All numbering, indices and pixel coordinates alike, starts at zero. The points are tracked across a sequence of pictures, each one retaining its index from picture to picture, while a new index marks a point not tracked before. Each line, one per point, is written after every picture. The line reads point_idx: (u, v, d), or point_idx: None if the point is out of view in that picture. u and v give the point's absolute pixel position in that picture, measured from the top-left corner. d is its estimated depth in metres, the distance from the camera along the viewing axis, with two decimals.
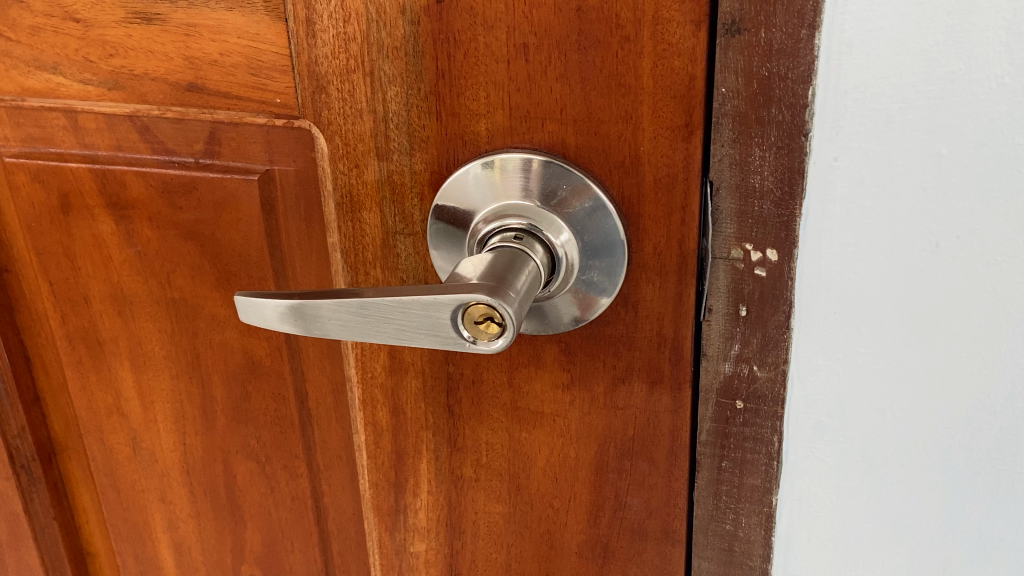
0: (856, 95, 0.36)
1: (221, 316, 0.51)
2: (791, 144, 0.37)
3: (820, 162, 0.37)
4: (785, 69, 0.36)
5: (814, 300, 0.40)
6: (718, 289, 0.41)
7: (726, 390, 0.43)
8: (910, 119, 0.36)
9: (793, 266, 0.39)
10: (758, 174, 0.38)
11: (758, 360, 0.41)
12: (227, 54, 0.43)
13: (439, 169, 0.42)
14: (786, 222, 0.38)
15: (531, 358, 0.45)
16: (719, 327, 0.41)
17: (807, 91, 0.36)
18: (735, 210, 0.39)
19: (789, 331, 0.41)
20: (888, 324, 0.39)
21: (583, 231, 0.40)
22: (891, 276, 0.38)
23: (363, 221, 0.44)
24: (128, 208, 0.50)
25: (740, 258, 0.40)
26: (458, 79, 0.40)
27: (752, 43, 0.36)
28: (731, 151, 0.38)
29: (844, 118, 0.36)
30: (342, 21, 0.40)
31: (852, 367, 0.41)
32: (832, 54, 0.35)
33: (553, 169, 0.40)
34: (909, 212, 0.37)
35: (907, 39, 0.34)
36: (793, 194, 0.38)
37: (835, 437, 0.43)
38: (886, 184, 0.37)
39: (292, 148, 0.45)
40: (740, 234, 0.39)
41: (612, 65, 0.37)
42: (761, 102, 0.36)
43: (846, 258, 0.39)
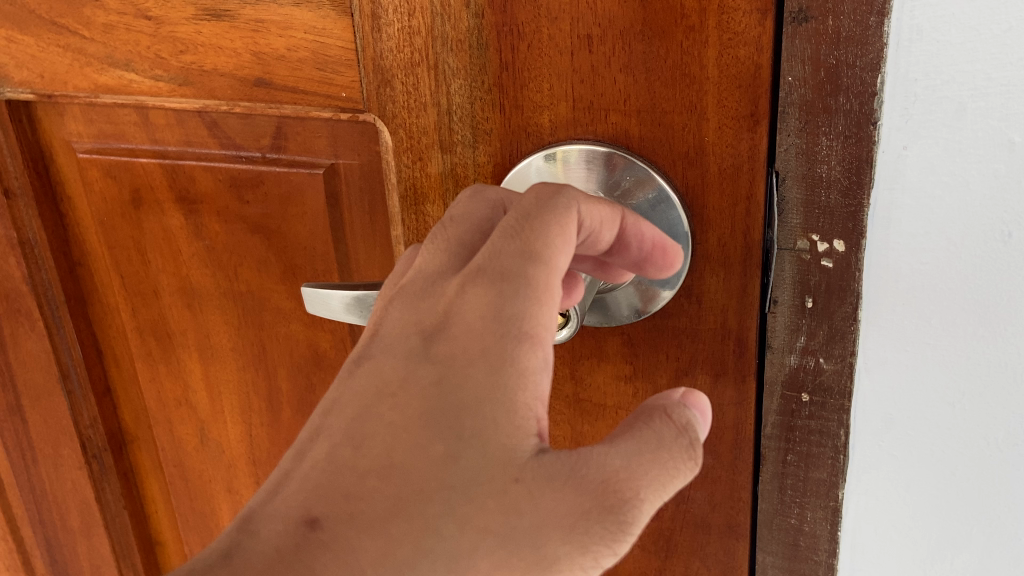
0: (926, 82, 0.35)
1: (286, 308, 0.52)
2: (860, 133, 0.36)
3: (889, 151, 0.37)
4: (853, 57, 0.35)
5: (883, 291, 0.39)
6: (783, 281, 0.41)
7: (792, 382, 0.42)
8: (982, 106, 0.35)
9: (860, 257, 0.39)
10: (826, 164, 0.38)
11: (824, 351, 0.41)
12: (294, 49, 0.43)
13: (502, 161, 0.42)
14: (853, 213, 0.38)
15: (594, 350, 0.45)
16: (785, 319, 0.41)
17: (876, 79, 0.35)
18: (802, 201, 0.39)
19: (857, 323, 0.40)
20: (958, 315, 0.39)
21: (647, 222, 0.40)
22: (964, 266, 0.38)
23: (426, 214, 0.45)
24: (196, 202, 0.51)
25: (806, 249, 0.39)
26: (522, 72, 0.40)
27: (820, 31, 0.35)
28: (798, 140, 0.37)
29: (915, 105, 0.36)
30: (408, 14, 0.41)
31: (921, 359, 0.40)
32: (901, 41, 0.35)
33: (617, 160, 0.40)
34: (980, 201, 0.36)
35: (979, 24, 0.34)
36: (861, 184, 0.37)
37: (904, 429, 0.42)
38: (958, 173, 0.36)
39: (356, 142, 0.46)
40: (806, 224, 0.39)
41: (677, 55, 0.37)
42: (828, 90, 0.36)
43: (915, 249, 0.38)
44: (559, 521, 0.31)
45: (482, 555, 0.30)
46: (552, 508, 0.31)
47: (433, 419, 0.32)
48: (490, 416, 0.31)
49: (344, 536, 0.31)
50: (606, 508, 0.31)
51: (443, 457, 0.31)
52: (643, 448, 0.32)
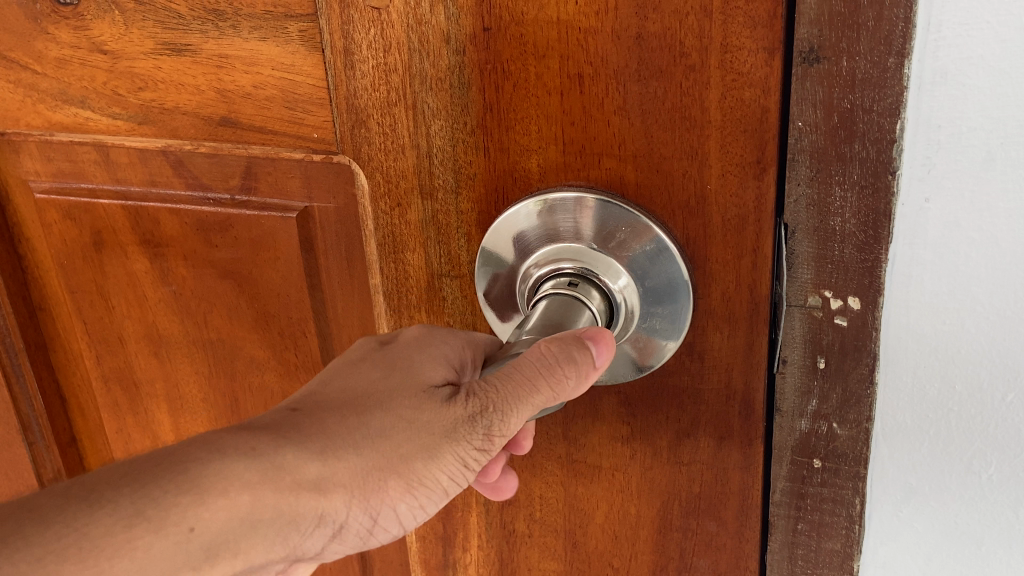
0: (951, 130, 0.32)
1: (260, 357, 0.49)
2: (877, 183, 0.33)
3: (909, 203, 0.33)
4: (870, 101, 0.32)
5: (903, 353, 0.36)
6: (793, 338, 0.37)
7: (803, 448, 0.39)
8: (1013, 157, 0.31)
9: (878, 315, 0.36)
10: (840, 216, 0.34)
11: (838, 417, 0.38)
12: (261, 87, 0.40)
13: (487, 208, 0.39)
14: (869, 268, 0.35)
15: (588, 410, 0.42)
16: (795, 379, 0.38)
17: (895, 125, 0.32)
18: (813, 255, 0.35)
19: (873, 386, 0.37)
20: (987, 381, 0.35)
21: (644, 275, 0.37)
22: (995, 331, 0.34)
23: (406, 262, 0.42)
24: (161, 245, 0.47)
25: (818, 306, 0.36)
26: (508, 113, 0.37)
27: (833, 72, 0.32)
28: (809, 190, 0.34)
29: (937, 155, 0.32)
30: (383, 50, 0.37)
31: (945, 427, 0.37)
32: (923, 84, 0.31)
33: (611, 208, 0.37)
34: (1010, 257, 0.33)
35: (1011, 67, 0.30)
36: (878, 238, 0.34)
37: (925, 500, 0.39)
38: (987, 231, 0.33)
39: (331, 183, 0.43)
40: (818, 280, 0.36)
41: (677, 97, 0.34)
42: (843, 137, 0.33)
43: (938, 309, 0.35)
44: (446, 431, 0.33)
45: (404, 441, 0.32)
46: (443, 418, 0.33)
47: (380, 366, 0.34)
48: (416, 364, 0.34)
49: (319, 419, 0.32)
50: (474, 418, 0.33)
51: (403, 375, 0.33)
52: (541, 364, 0.31)
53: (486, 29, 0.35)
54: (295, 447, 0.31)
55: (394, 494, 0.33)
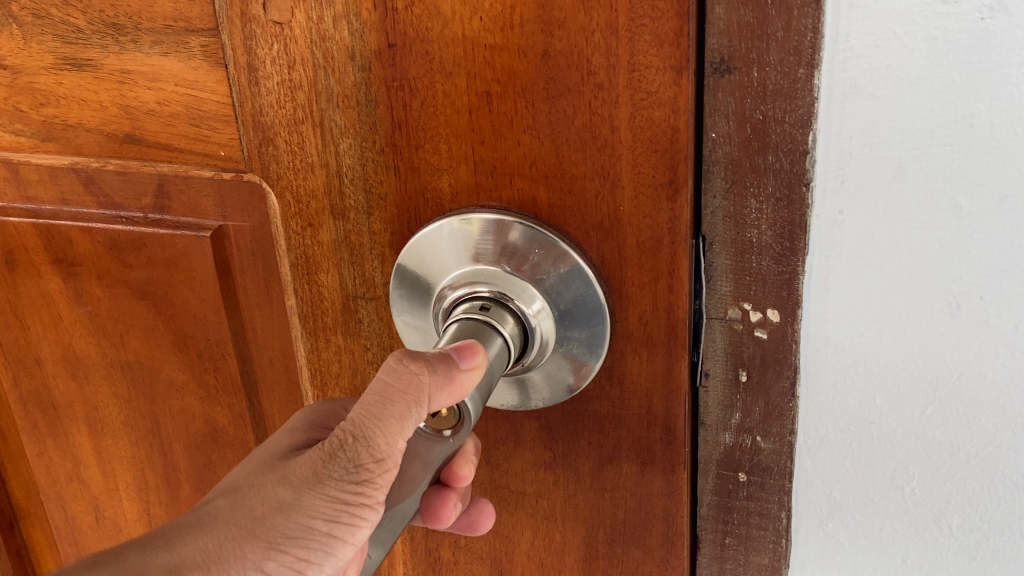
0: (862, 140, 0.32)
1: (179, 380, 0.47)
2: (791, 194, 0.33)
3: (825, 215, 0.33)
4: (782, 112, 0.32)
5: (824, 365, 0.36)
6: (714, 352, 0.38)
7: (728, 461, 0.40)
8: (924, 168, 0.31)
9: (797, 328, 0.36)
10: (756, 229, 0.35)
11: (761, 430, 0.39)
12: (165, 103, 0.39)
13: (400, 230, 0.38)
14: (787, 281, 0.35)
15: (509, 436, 0.40)
16: (718, 394, 0.39)
17: (807, 137, 0.32)
18: (730, 268, 0.36)
19: (794, 400, 0.38)
20: (906, 395, 0.35)
21: (560, 298, 0.36)
22: (913, 340, 0.34)
23: (320, 284, 0.40)
24: (75, 264, 0.46)
25: (738, 319, 0.37)
26: (417, 131, 0.36)
27: (744, 83, 0.32)
28: (725, 203, 0.35)
29: (850, 167, 0.32)
30: (287, 67, 0.36)
31: (868, 440, 0.37)
32: (833, 94, 0.31)
33: (526, 230, 0.35)
34: (925, 270, 0.33)
35: (919, 77, 0.30)
36: (794, 251, 0.34)
37: (850, 514, 0.39)
38: (901, 243, 0.33)
39: (246, 202, 0.41)
40: (736, 293, 0.36)
41: (587, 116, 0.33)
42: (756, 148, 0.33)
43: (856, 320, 0.35)
44: (306, 479, 0.31)
45: (259, 501, 0.31)
46: (300, 470, 0.32)
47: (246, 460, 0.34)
48: (279, 446, 0.34)
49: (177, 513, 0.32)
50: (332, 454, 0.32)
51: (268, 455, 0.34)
52: (388, 377, 0.31)
53: (390, 44, 0.34)
54: (137, 539, 0.30)
55: (257, 556, 0.31)
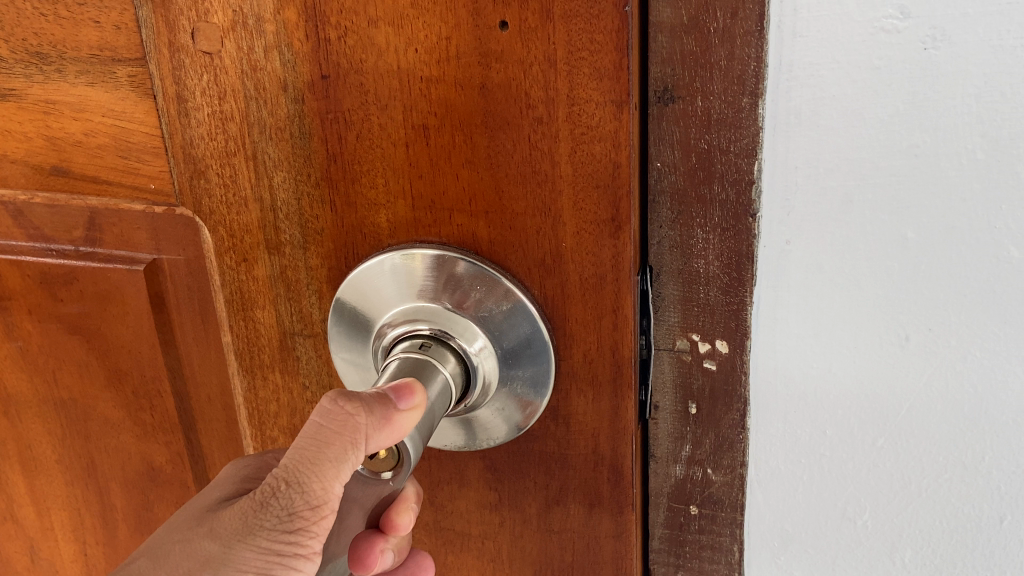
0: (807, 171, 0.33)
1: (113, 419, 0.46)
2: (737, 226, 0.34)
3: (771, 246, 0.34)
4: (726, 142, 0.33)
5: (770, 397, 0.37)
6: (663, 384, 0.39)
7: (679, 494, 0.41)
8: (870, 200, 0.32)
9: (743, 359, 0.37)
10: (702, 258, 0.35)
11: (712, 463, 0.40)
12: (91, 135, 0.38)
13: (338, 266, 0.36)
14: (734, 312, 0.36)
15: (453, 476, 0.39)
16: (667, 427, 0.40)
17: (751, 166, 0.33)
18: (679, 298, 0.37)
19: (743, 431, 0.39)
20: (856, 428, 0.36)
21: (501, 336, 0.35)
22: (860, 370, 0.35)
23: (256, 320, 0.39)
24: (4, 299, 0.45)
25: (686, 350, 0.38)
26: (352, 166, 0.34)
27: (688, 111, 0.33)
28: (671, 233, 0.35)
29: (795, 198, 0.33)
30: (217, 98, 0.35)
31: (821, 473, 0.38)
32: (778, 125, 0.32)
33: (468, 266, 0.34)
34: (871, 302, 0.34)
35: (862, 108, 0.31)
36: (741, 280, 0.35)
37: (802, 551, 0.40)
38: (848, 273, 0.34)
39: (180, 235, 0.39)
40: (684, 324, 0.37)
41: (527, 150, 0.32)
42: (702, 179, 0.34)
43: (803, 349, 0.36)
44: (234, 532, 0.30)
45: (183, 556, 0.30)
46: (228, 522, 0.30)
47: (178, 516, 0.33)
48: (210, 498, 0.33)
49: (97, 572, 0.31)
50: (264, 505, 0.30)
51: (199, 507, 0.32)
52: (322, 419, 0.29)
53: (323, 74, 0.33)
54: None
55: None
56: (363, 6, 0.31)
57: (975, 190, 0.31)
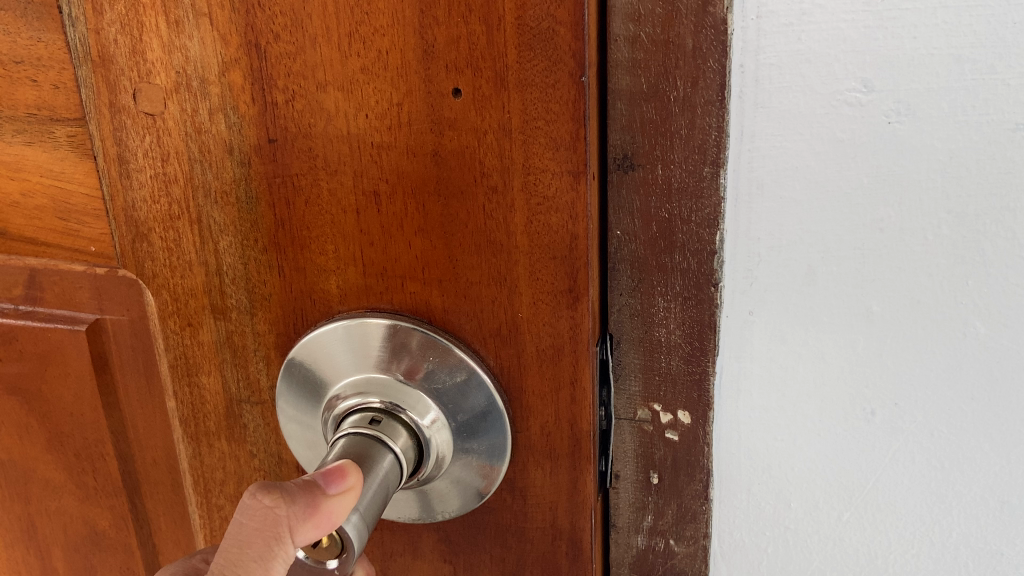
0: (771, 243, 0.34)
1: (56, 481, 0.44)
2: (698, 294, 0.35)
3: (734, 316, 0.35)
4: (687, 212, 0.34)
5: (737, 469, 0.39)
6: (625, 453, 0.39)
7: (640, 562, 0.42)
8: (833, 270, 0.34)
9: (706, 427, 0.38)
10: (663, 328, 0.36)
11: (674, 533, 0.41)
12: (30, 195, 0.37)
13: (285, 335, 0.35)
14: (696, 379, 0.37)
15: (407, 548, 0.38)
16: (628, 494, 0.40)
17: (712, 236, 0.34)
18: (640, 366, 0.37)
19: (705, 499, 0.40)
20: (822, 496, 0.38)
21: (457, 409, 0.33)
22: (826, 447, 0.37)
23: (202, 386, 0.37)
24: None
25: (648, 420, 0.38)
26: (300, 232, 0.33)
27: (649, 180, 0.33)
28: (632, 301, 0.36)
29: (759, 268, 0.34)
30: (160, 160, 0.33)
31: (787, 540, 0.39)
32: (740, 195, 0.33)
33: (421, 336, 0.33)
34: (837, 371, 0.35)
35: (826, 180, 0.32)
36: (703, 350, 0.36)
37: None
38: (813, 345, 0.35)
39: (124, 297, 0.38)
40: (645, 393, 0.38)
41: (479, 219, 0.31)
42: (662, 247, 0.34)
43: (769, 422, 0.37)
44: None
45: None
46: None
47: None
48: None
49: None
50: None
51: None
52: (244, 517, 0.28)
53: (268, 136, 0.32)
54: None
55: None
56: (312, 71, 0.30)
57: (938, 266, 0.33)
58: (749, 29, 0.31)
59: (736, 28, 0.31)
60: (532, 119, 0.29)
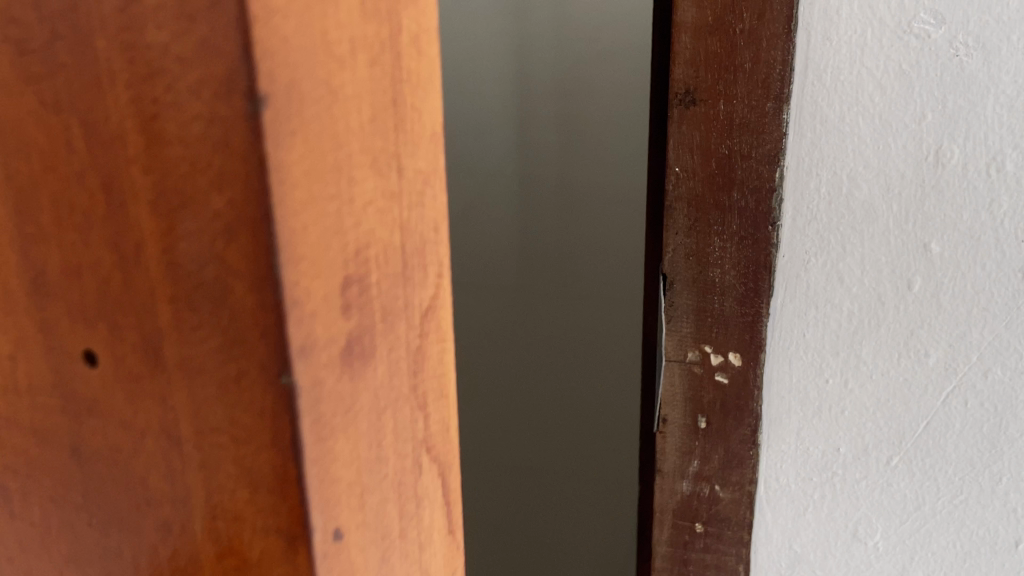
0: (823, 173, 0.72)
1: None
2: (754, 235, 0.74)
3: (778, 257, 0.75)
4: (751, 152, 0.72)
5: (790, 331, 0.77)
6: (681, 393, 0.81)
7: (684, 505, 0.85)
8: (869, 185, 0.71)
9: (743, 368, 0.79)
10: (721, 268, 0.75)
11: (713, 477, 0.83)
12: None
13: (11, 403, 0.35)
14: (745, 318, 0.77)
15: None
16: (678, 438, 0.83)
17: (771, 176, 0.72)
18: (695, 308, 0.78)
19: (738, 442, 0.81)
20: (871, 321, 0.75)
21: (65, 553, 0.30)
22: (883, 283, 0.74)
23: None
24: None
25: (697, 363, 0.80)
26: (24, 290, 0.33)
27: (724, 134, 0.72)
28: (692, 251, 0.76)
29: (803, 203, 0.73)
30: None
31: (844, 350, 0.76)
32: (807, 136, 0.71)
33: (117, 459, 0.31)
34: (870, 227, 0.72)
35: (882, 114, 0.70)
36: (752, 287, 0.76)
37: (822, 431, 0.79)
38: (861, 226, 0.73)
39: None
40: (697, 339, 0.79)
41: (196, 361, 0.29)
42: (729, 189, 0.73)
43: (842, 256, 0.74)
44: None
45: None
46: None
47: None
48: None
49: None
50: None
51: None
52: None
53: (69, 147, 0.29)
54: None
55: None
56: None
57: (937, 181, 0.70)
58: (820, 29, 0.69)
59: (808, 42, 0.69)
60: (243, 169, 0.25)
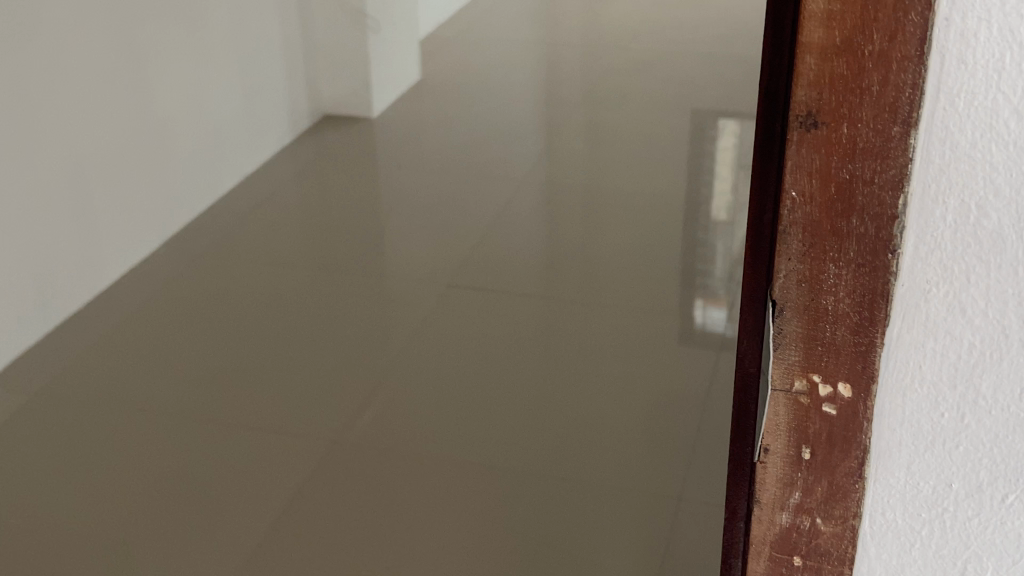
0: (939, 222, 0.97)
1: None
2: (871, 271, 1.01)
3: (891, 300, 1.02)
4: (867, 191, 0.98)
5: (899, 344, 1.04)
6: (790, 417, 1.12)
7: (793, 521, 1.18)
8: (975, 232, 0.96)
9: (845, 405, 1.09)
10: (837, 297, 1.04)
11: (818, 499, 1.15)
12: None
13: None
14: (857, 346, 1.05)
15: None
16: (787, 457, 1.14)
17: (886, 221, 0.98)
18: (809, 334, 1.07)
19: (839, 470, 1.12)
20: (970, 337, 1.01)
21: None
22: (992, 296, 0.98)
23: None
24: None
25: (803, 391, 1.11)
26: None
27: (858, 173, 0.98)
28: (808, 275, 1.04)
29: (916, 256, 0.99)
30: None
31: (940, 352, 1.02)
32: (921, 193, 0.96)
33: None
34: (967, 269, 0.98)
35: (985, 181, 0.94)
36: (865, 316, 1.03)
37: (921, 433, 1.07)
38: (962, 267, 0.98)
39: None
40: (808, 366, 1.09)
41: None
42: (843, 221, 1.00)
43: (943, 286, 0.99)
44: None
45: None
46: None
47: None
48: None
49: None
50: None
51: None
52: None
53: None
54: None
55: None
56: None
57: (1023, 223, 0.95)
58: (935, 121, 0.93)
59: (925, 135, 0.94)
60: None
